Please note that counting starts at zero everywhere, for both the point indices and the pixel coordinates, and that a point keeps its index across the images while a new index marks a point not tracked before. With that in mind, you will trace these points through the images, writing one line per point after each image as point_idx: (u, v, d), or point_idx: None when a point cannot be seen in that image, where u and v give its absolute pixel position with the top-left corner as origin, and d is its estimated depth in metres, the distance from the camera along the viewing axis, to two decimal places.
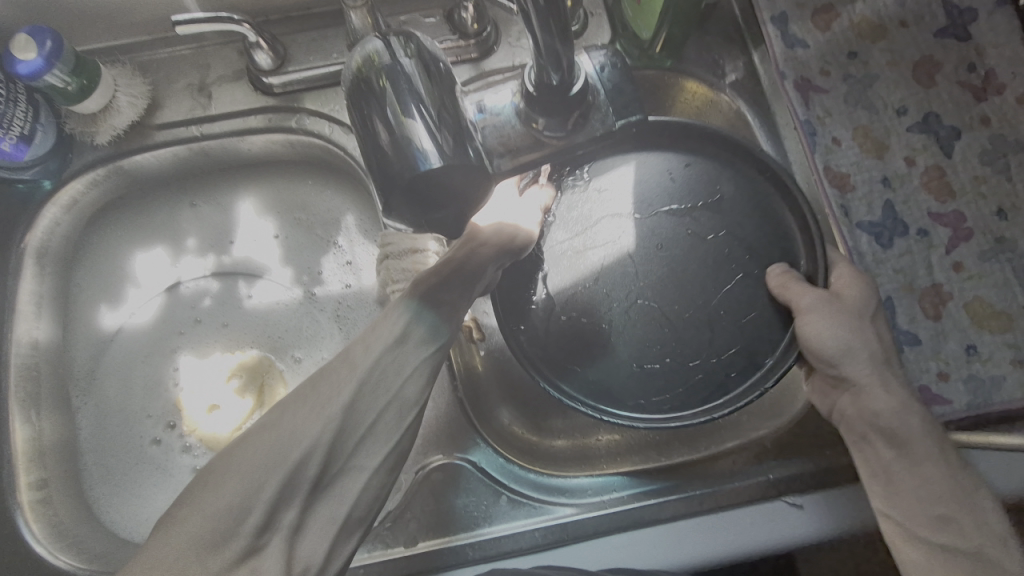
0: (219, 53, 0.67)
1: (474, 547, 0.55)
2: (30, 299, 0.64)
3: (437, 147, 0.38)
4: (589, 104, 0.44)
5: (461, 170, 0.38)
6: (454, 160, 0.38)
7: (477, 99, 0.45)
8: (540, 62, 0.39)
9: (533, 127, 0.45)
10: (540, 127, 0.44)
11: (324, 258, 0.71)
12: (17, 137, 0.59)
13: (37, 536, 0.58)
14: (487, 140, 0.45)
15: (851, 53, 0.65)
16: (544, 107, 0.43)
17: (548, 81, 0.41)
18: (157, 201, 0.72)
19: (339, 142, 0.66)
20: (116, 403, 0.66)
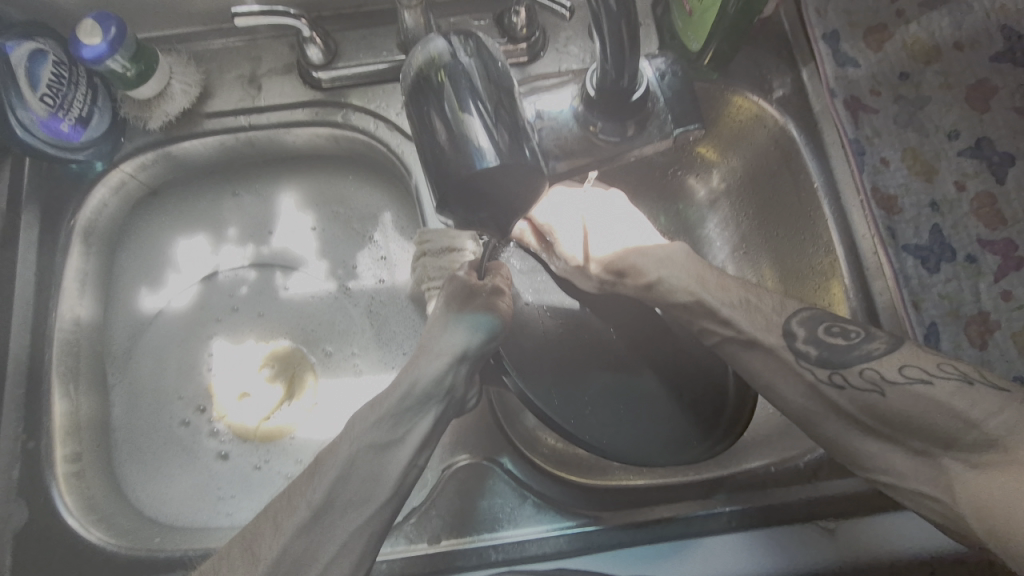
0: (271, 47, 0.68)
1: (500, 551, 0.54)
2: (74, 277, 0.65)
3: (494, 145, 0.38)
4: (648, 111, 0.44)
5: (517, 168, 0.38)
6: (511, 159, 0.38)
7: (536, 106, 0.47)
8: (603, 67, 0.39)
9: (590, 130, 0.45)
10: (598, 131, 0.45)
11: (360, 253, 0.72)
12: (75, 119, 0.60)
13: (70, 509, 0.57)
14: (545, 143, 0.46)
15: (902, 75, 0.65)
16: (605, 112, 0.43)
17: (610, 86, 0.41)
18: (202, 190, 0.73)
19: (383, 139, 0.67)
20: (150, 384, 0.67)
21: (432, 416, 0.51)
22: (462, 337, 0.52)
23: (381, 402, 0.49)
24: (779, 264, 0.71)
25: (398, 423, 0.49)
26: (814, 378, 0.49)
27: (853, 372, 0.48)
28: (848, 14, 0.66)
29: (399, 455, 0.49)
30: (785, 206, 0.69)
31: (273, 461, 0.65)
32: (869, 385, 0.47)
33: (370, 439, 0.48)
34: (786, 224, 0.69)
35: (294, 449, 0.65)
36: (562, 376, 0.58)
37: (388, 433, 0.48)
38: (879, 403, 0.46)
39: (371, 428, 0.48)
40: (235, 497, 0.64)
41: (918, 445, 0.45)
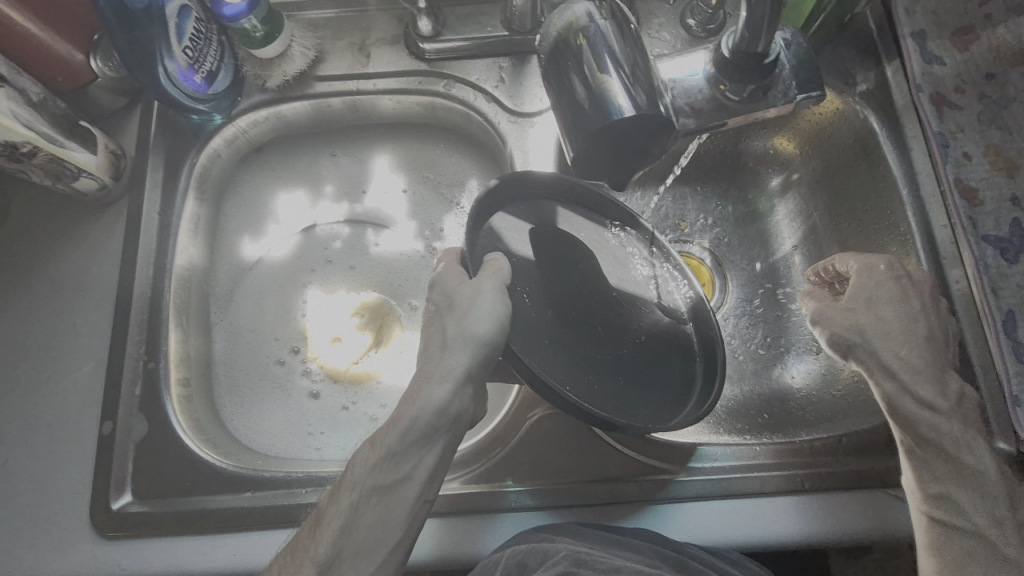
0: (380, 19, 0.73)
1: (580, 494, 0.58)
2: (190, 219, 0.70)
3: (633, 102, 0.41)
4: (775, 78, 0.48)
5: (653, 122, 0.42)
6: (648, 114, 0.41)
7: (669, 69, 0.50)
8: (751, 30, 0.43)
9: (719, 90, 0.48)
10: (726, 90, 0.48)
11: (447, 216, 0.77)
12: (205, 73, 0.65)
13: (182, 427, 0.62)
14: (675, 100, 0.48)
15: (988, 75, 0.67)
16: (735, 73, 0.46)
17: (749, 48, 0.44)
18: (303, 149, 0.78)
19: (480, 110, 0.71)
20: (249, 323, 0.73)
21: (434, 452, 0.51)
22: (463, 358, 0.52)
23: (383, 442, 0.51)
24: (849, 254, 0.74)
25: (402, 461, 0.50)
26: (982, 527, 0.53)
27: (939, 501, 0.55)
28: (936, 15, 0.69)
29: (406, 492, 0.50)
30: (858, 199, 0.72)
31: (362, 403, 0.70)
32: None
33: (373, 483, 0.49)
34: (857, 214, 0.73)
35: (381, 394, 0.70)
36: (574, 340, 0.55)
37: (388, 476, 0.50)
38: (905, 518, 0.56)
39: (375, 468, 0.50)
40: (324, 433, 0.68)
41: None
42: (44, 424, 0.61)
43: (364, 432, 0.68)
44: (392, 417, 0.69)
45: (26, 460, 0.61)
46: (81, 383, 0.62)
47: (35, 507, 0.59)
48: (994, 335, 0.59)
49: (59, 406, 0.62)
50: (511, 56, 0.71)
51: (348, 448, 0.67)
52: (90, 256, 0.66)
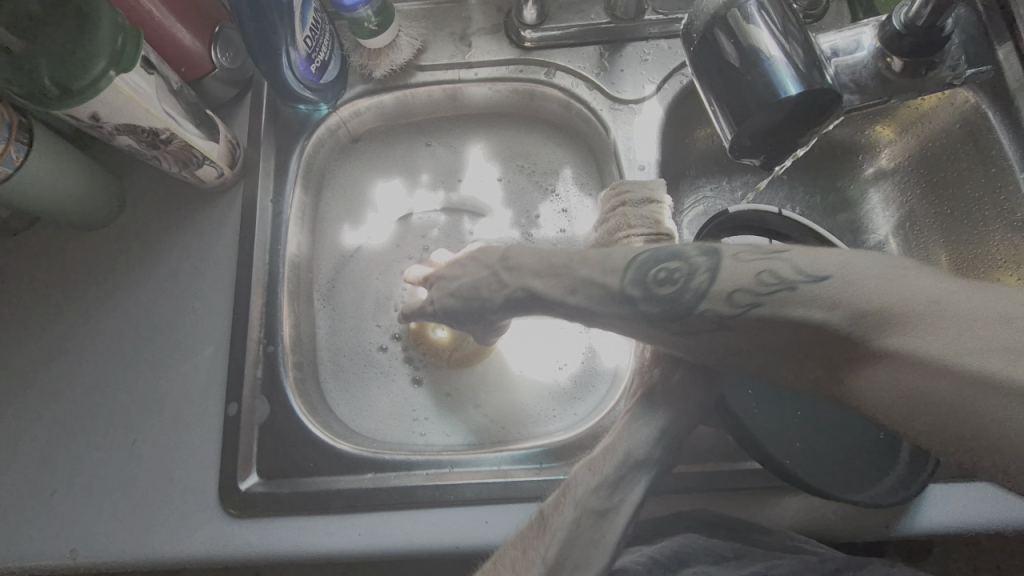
0: (480, 9, 0.74)
1: (702, 480, 0.58)
2: (297, 209, 0.71)
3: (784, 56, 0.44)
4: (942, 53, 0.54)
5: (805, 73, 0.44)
6: (800, 66, 0.44)
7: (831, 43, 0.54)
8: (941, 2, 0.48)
9: (883, 64, 0.53)
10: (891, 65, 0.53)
11: (543, 204, 0.77)
12: (319, 64, 0.67)
13: (302, 410, 0.63)
14: (841, 77, 0.53)
15: None
16: (905, 46, 0.52)
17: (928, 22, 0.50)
18: (399, 138, 0.79)
19: (582, 97, 0.71)
20: (351, 311, 0.74)
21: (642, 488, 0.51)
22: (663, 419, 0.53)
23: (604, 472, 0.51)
24: (953, 243, 0.73)
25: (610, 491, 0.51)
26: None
27: None
28: None
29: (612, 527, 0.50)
30: (968, 185, 0.71)
31: (465, 390, 0.70)
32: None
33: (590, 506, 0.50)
34: (964, 199, 0.71)
35: (487, 381, 0.71)
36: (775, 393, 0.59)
37: (600, 503, 0.50)
38: None
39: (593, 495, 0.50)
40: (430, 418, 0.69)
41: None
42: (168, 407, 0.63)
43: (468, 418, 0.69)
44: (496, 404, 0.69)
45: (152, 442, 0.62)
46: (202, 367, 0.64)
47: (163, 486, 0.61)
48: None
49: (182, 389, 0.63)
50: (612, 44, 0.71)
51: (454, 434, 0.68)
52: (206, 243, 0.68)
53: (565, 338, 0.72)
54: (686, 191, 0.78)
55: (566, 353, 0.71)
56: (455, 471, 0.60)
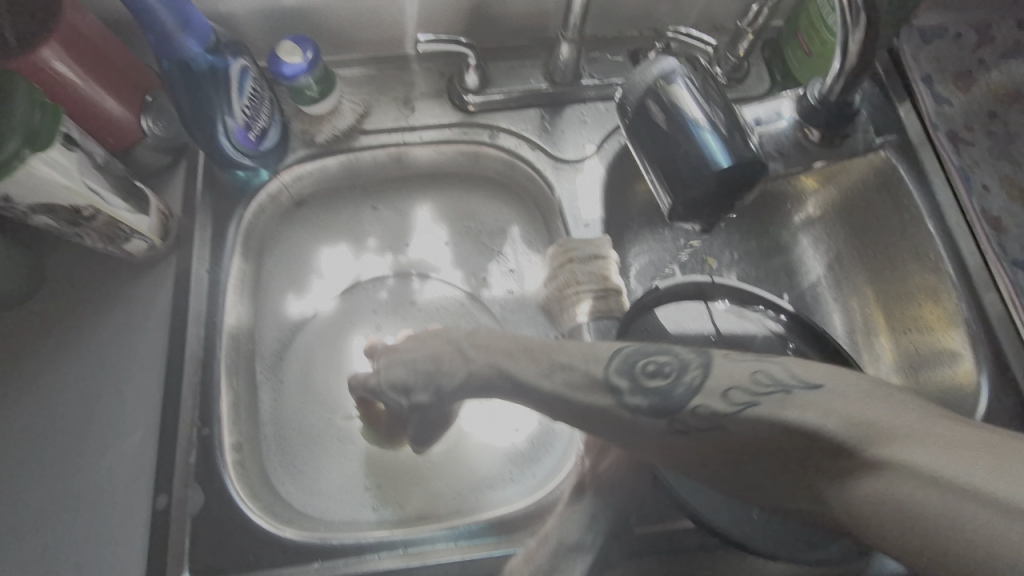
0: (423, 74, 0.75)
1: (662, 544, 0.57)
2: (236, 278, 0.68)
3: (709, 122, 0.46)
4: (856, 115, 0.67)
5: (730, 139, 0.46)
6: (724, 130, 0.46)
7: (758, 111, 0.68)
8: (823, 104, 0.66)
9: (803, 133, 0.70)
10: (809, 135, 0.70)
11: (491, 262, 0.78)
12: (258, 129, 0.66)
13: (240, 496, 0.58)
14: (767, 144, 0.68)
15: (991, 113, 0.73)
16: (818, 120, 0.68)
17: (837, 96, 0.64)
18: (343, 201, 0.78)
19: (525, 157, 0.73)
20: (297, 379, 0.70)
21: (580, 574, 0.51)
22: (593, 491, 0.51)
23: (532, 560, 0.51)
24: (879, 285, 0.78)
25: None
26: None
27: None
28: (937, 61, 0.75)
29: None
30: (888, 230, 0.76)
31: (412, 464, 0.67)
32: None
33: None
34: (887, 243, 0.76)
35: (436, 454, 0.67)
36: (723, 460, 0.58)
37: None
38: None
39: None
40: (378, 492, 0.65)
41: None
42: (87, 506, 0.57)
43: (420, 490, 0.65)
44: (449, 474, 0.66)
45: (67, 547, 0.56)
46: (126, 458, 0.58)
47: None
48: None
49: (104, 483, 0.58)
50: (552, 107, 0.74)
51: (406, 507, 0.64)
52: (133, 321, 0.63)
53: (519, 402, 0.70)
54: (631, 244, 0.80)
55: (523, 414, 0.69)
56: (410, 552, 0.56)
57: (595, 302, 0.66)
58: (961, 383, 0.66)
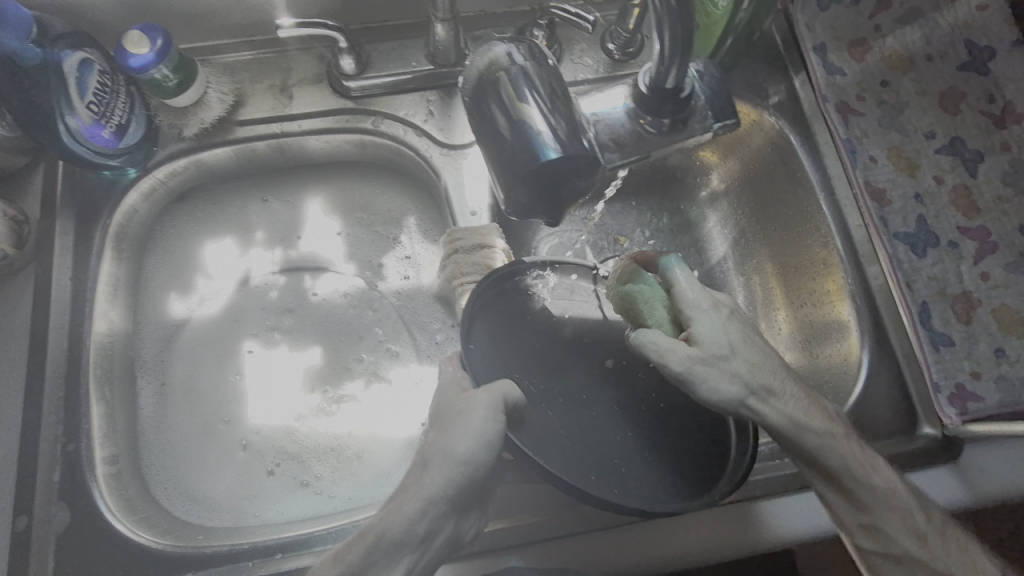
0: (301, 59, 0.71)
1: (538, 526, 0.59)
2: (106, 283, 0.66)
3: (553, 132, 0.43)
4: (692, 109, 0.53)
5: (576, 151, 0.43)
6: (569, 141, 0.43)
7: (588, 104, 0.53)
8: (661, 68, 0.47)
9: (639, 123, 0.53)
10: (645, 124, 0.53)
11: (387, 252, 0.76)
12: (115, 126, 0.62)
13: (111, 509, 0.59)
14: (600, 137, 0.53)
15: (883, 82, 0.72)
16: (652, 107, 0.51)
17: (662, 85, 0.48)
18: (229, 196, 0.75)
19: (412, 144, 0.70)
20: (184, 386, 0.70)
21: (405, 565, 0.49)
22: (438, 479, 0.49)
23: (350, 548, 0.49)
24: (778, 261, 0.77)
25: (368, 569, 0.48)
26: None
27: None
28: (833, 28, 0.74)
29: None
30: (781, 207, 0.76)
31: (291, 470, 0.68)
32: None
33: None
34: (782, 216, 0.76)
35: (315, 462, 0.69)
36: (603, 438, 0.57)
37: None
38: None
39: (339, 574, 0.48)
40: (256, 497, 0.67)
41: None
42: None
43: (299, 495, 0.67)
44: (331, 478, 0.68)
45: None
46: None
47: None
48: (910, 326, 0.64)
49: None
50: (437, 89, 0.71)
51: (288, 512, 0.66)
52: None
53: (415, 394, 0.72)
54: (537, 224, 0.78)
55: (422, 407, 0.71)
56: (284, 557, 0.57)
57: None
58: (847, 356, 0.67)
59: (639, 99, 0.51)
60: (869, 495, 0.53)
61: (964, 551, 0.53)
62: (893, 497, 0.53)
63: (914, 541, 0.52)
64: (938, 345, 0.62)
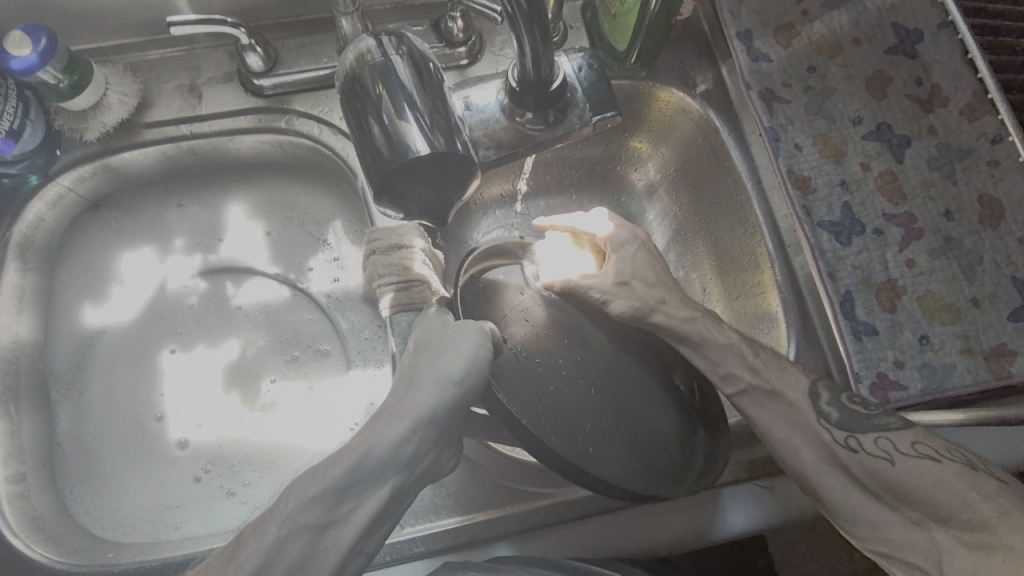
0: (211, 57, 0.69)
1: (456, 534, 0.57)
2: (11, 294, 0.64)
3: (427, 142, 0.43)
4: (568, 101, 0.55)
5: (449, 159, 0.44)
6: (443, 151, 0.43)
7: (466, 97, 0.56)
8: (523, 62, 0.48)
9: (517, 121, 0.55)
10: (523, 121, 0.55)
11: (313, 252, 0.74)
12: (5, 132, 0.60)
13: (14, 530, 0.57)
14: (474, 133, 0.55)
15: (810, 68, 0.71)
16: (527, 104, 0.53)
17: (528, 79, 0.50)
18: (145, 201, 0.73)
19: (328, 143, 0.68)
20: (99, 399, 0.67)
21: (385, 490, 0.45)
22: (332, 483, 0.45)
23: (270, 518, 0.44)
24: (716, 249, 0.75)
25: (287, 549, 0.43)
26: (827, 436, 0.55)
27: (869, 439, 0.54)
28: (759, 14, 0.72)
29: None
30: (718, 194, 0.74)
31: (220, 477, 0.65)
32: (881, 454, 0.53)
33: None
34: (719, 199, 0.74)
35: (244, 470, 0.66)
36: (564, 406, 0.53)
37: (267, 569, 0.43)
38: (886, 470, 0.52)
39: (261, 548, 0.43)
40: (179, 509, 0.64)
41: (913, 516, 0.51)
42: None
43: (224, 506, 0.64)
44: (256, 487, 0.65)
45: None
46: None
47: None
48: (833, 317, 0.62)
49: None
50: None
51: (213, 523, 0.63)
52: None
53: (346, 397, 0.69)
54: (476, 218, 0.77)
55: (351, 412, 0.68)
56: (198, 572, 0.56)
57: (396, 295, 0.62)
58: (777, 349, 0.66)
59: (511, 96, 0.53)
60: (708, 346, 0.58)
61: (781, 368, 0.58)
62: (729, 342, 0.58)
63: (748, 372, 0.57)
64: (861, 335, 0.61)
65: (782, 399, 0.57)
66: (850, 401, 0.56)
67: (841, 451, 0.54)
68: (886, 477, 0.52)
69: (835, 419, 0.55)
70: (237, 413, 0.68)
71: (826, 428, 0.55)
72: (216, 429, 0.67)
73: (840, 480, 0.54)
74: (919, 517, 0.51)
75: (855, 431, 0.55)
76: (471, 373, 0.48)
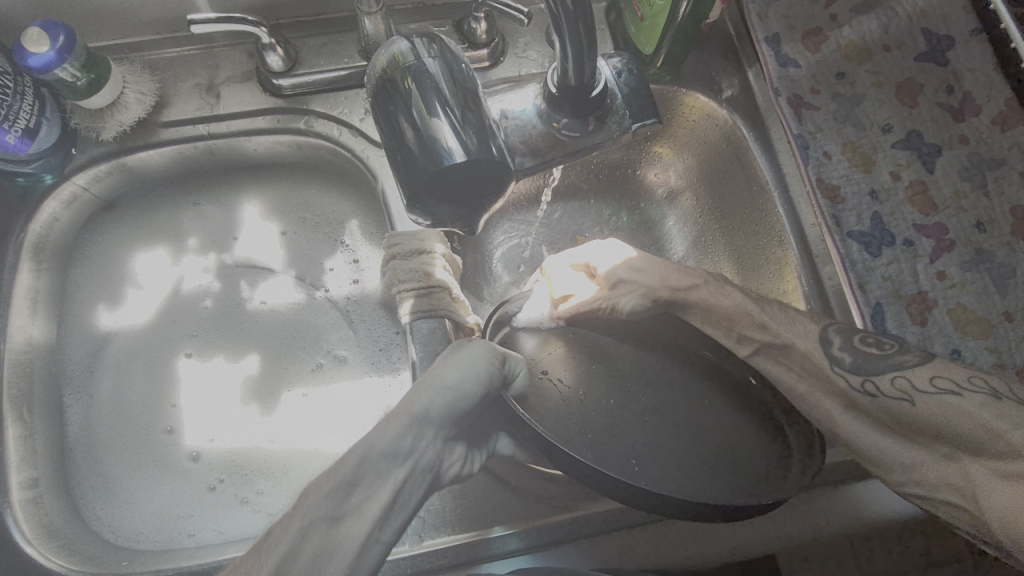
0: (229, 56, 0.68)
1: (476, 548, 0.56)
2: (24, 295, 0.63)
3: (462, 145, 0.42)
4: (608, 107, 0.54)
5: (484, 163, 0.43)
6: (478, 155, 0.42)
7: (502, 106, 0.55)
8: (565, 66, 0.47)
9: (553, 126, 0.54)
10: (560, 127, 0.54)
11: (331, 256, 0.73)
12: (21, 130, 0.58)
13: (26, 538, 0.56)
14: (511, 138, 0.54)
15: (839, 74, 0.69)
16: (567, 109, 0.52)
17: (568, 84, 0.49)
18: (159, 201, 0.72)
19: (347, 145, 0.67)
20: (112, 402, 0.66)
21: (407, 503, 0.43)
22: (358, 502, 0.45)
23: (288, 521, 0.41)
24: (738, 259, 0.73)
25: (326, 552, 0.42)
26: (844, 384, 0.51)
27: (884, 380, 0.49)
28: (787, 18, 0.70)
29: None
30: (741, 202, 0.72)
31: (233, 485, 0.64)
32: (900, 394, 0.48)
33: None
34: (739, 206, 0.72)
35: (259, 479, 0.64)
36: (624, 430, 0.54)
37: None
38: (909, 410, 0.48)
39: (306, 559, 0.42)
40: (193, 516, 0.63)
41: (944, 449, 0.47)
42: None
43: (238, 515, 0.63)
44: (270, 495, 0.64)
45: None
46: None
47: None
48: (863, 329, 0.61)
49: None
50: None
51: (226, 532, 0.62)
52: None
53: (363, 405, 0.68)
54: (494, 221, 0.76)
55: (367, 421, 0.67)
56: None
57: (416, 301, 0.61)
58: None
59: (549, 99, 0.52)
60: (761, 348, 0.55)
61: (788, 316, 0.54)
62: None
63: (760, 332, 0.54)
64: None
65: (797, 353, 0.53)
66: (867, 343, 0.52)
67: (859, 397, 0.50)
68: (910, 419, 0.48)
69: (849, 363, 0.51)
70: (253, 421, 0.67)
71: (843, 376, 0.51)
72: (231, 437, 0.66)
73: (867, 430, 0.50)
74: (952, 452, 0.47)
75: (872, 376, 0.50)
76: (465, 379, 0.47)
